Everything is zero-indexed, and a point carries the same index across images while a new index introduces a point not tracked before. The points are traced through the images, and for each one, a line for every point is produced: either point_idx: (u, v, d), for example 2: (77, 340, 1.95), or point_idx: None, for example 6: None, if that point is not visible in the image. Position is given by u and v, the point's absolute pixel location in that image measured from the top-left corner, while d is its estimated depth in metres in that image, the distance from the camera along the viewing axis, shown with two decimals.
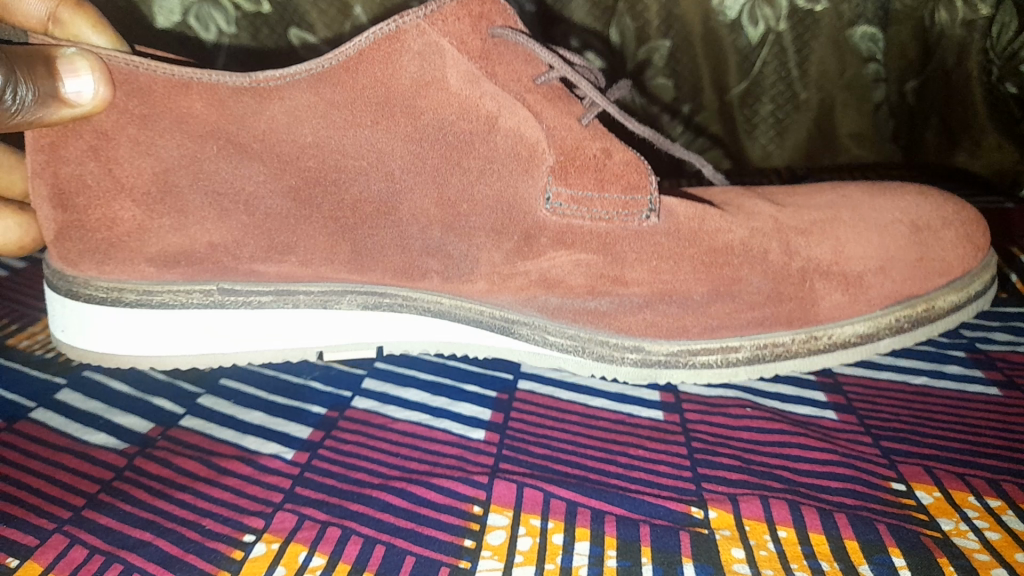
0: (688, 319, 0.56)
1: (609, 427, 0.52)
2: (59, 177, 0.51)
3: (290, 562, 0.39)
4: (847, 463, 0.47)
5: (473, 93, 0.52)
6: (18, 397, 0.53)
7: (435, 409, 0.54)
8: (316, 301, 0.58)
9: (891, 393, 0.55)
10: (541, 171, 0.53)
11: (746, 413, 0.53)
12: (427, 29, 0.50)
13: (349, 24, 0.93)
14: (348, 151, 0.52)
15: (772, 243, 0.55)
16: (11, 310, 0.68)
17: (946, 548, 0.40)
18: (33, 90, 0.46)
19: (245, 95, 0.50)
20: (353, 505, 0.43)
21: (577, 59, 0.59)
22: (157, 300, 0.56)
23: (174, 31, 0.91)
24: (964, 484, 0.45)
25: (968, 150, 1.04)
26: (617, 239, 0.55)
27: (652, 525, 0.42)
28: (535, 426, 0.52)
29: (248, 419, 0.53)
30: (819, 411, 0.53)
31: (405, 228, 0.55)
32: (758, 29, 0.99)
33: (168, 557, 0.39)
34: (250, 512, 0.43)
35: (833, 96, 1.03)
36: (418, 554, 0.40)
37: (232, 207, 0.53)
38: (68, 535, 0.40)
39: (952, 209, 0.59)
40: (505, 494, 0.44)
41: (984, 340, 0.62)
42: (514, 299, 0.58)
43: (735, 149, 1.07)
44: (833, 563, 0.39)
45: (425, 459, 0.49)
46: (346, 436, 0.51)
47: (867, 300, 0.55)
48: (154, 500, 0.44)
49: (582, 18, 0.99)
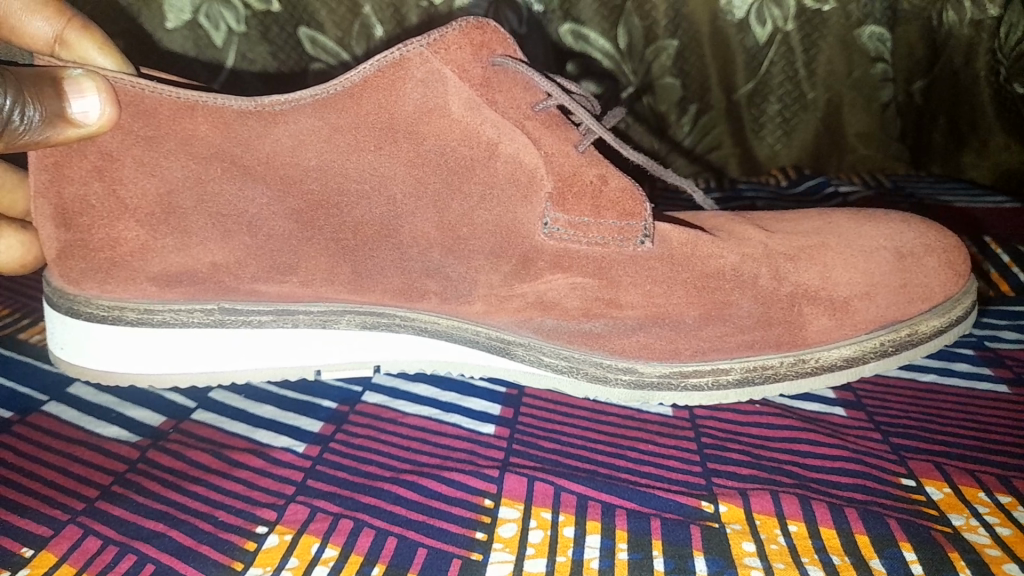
0: (680, 341, 0.57)
1: (620, 423, 0.55)
2: (63, 197, 0.52)
3: (303, 552, 0.40)
4: (857, 459, 0.49)
5: (473, 120, 0.53)
6: (31, 390, 0.56)
7: (445, 404, 0.57)
8: (315, 321, 0.59)
9: (898, 391, 0.57)
10: (540, 197, 0.55)
11: (757, 408, 0.57)
12: (430, 57, 0.51)
13: (359, 24, 0.97)
14: (351, 175, 0.53)
15: (761, 269, 0.56)
16: (24, 307, 0.71)
17: (957, 542, 0.41)
18: (40, 110, 0.47)
19: (250, 119, 0.51)
20: (365, 498, 0.45)
21: (573, 87, 0.60)
22: (158, 319, 0.57)
23: (185, 29, 0.94)
24: (975, 480, 0.46)
25: (975, 151, 1.07)
26: (612, 263, 0.56)
27: (663, 519, 0.43)
28: (546, 421, 0.55)
29: (260, 413, 0.56)
30: (828, 408, 0.56)
31: (405, 250, 0.56)
32: (766, 29, 1.02)
33: (182, 547, 0.41)
34: (263, 504, 0.45)
35: (840, 95, 1.06)
36: (430, 546, 0.41)
37: (235, 228, 0.54)
38: (82, 525, 0.42)
39: (934, 236, 0.60)
40: (516, 488, 0.46)
41: (994, 338, 0.64)
42: (510, 321, 0.59)
43: (743, 147, 1.10)
44: (844, 557, 0.40)
45: (437, 453, 0.50)
46: (357, 430, 0.53)
47: (853, 324, 0.56)
48: (168, 492, 0.46)
49: (590, 19, 1.01)
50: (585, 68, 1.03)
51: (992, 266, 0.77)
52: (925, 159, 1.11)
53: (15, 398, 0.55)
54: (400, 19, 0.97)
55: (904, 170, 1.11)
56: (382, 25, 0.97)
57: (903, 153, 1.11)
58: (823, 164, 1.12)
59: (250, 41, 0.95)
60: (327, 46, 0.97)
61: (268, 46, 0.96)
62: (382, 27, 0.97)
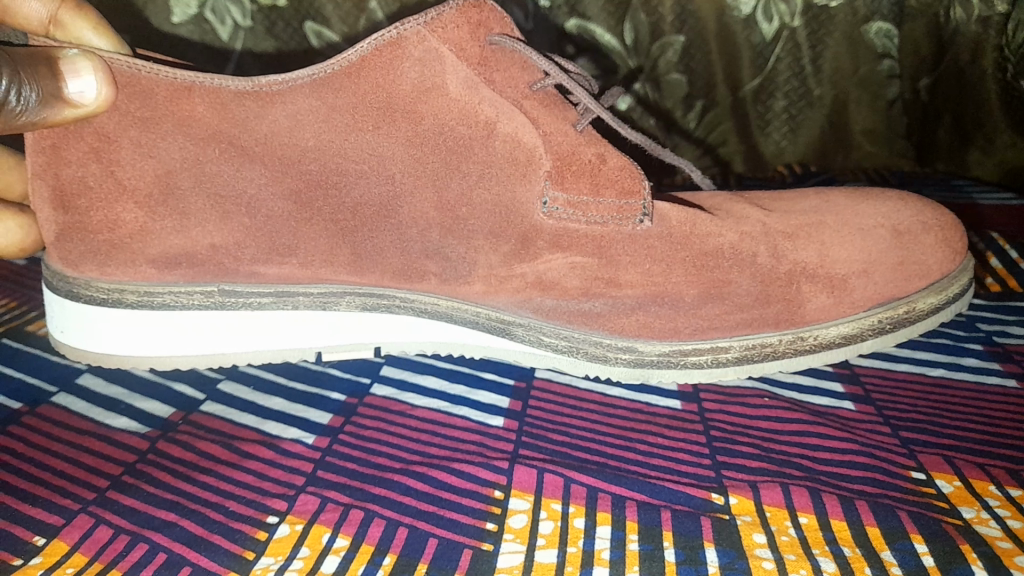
0: (679, 320, 0.57)
1: (629, 415, 0.54)
2: (61, 179, 0.52)
3: (313, 543, 0.41)
4: (867, 453, 0.49)
5: (472, 99, 0.53)
6: (41, 381, 0.56)
7: (454, 396, 0.57)
8: (315, 302, 0.59)
9: (908, 384, 0.57)
10: (539, 176, 0.55)
11: (765, 403, 0.56)
12: (427, 36, 0.51)
13: (364, 18, 0.95)
14: (349, 155, 0.53)
15: (760, 247, 0.57)
16: (31, 298, 0.71)
17: (968, 535, 0.41)
18: (36, 90, 0.46)
19: (246, 100, 0.51)
20: (375, 489, 0.45)
21: (572, 67, 0.60)
22: (158, 301, 0.57)
23: (191, 24, 0.94)
24: (985, 474, 0.46)
25: (982, 147, 1.08)
26: (611, 242, 0.56)
27: (674, 510, 0.44)
28: (554, 414, 0.55)
29: (269, 404, 0.56)
30: (837, 402, 0.55)
31: (404, 231, 0.56)
32: (772, 25, 1.02)
33: (194, 537, 0.41)
34: (273, 494, 0.45)
35: (846, 92, 1.06)
36: (441, 536, 0.42)
37: (233, 210, 0.54)
38: (93, 515, 0.42)
39: (931, 214, 0.60)
40: (526, 480, 0.46)
41: (1001, 333, 0.64)
42: (509, 301, 0.59)
43: (749, 145, 1.10)
44: (855, 549, 0.40)
45: (445, 445, 0.51)
46: (366, 422, 0.53)
47: (851, 302, 0.57)
48: (178, 482, 0.46)
49: (596, 14, 1.01)
50: (589, 61, 1.02)
51: (999, 263, 0.77)
52: (927, 159, 1.12)
53: (24, 388, 0.55)
54: (403, 5, 0.96)
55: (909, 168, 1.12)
56: (383, 12, 0.96)
57: (908, 151, 1.11)
58: (829, 161, 1.12)
59: (255, 36, 0.95)
60: (332, 41, 0.96)
61: (273, 41, 0.96)
62: (384, 14, 0.96)
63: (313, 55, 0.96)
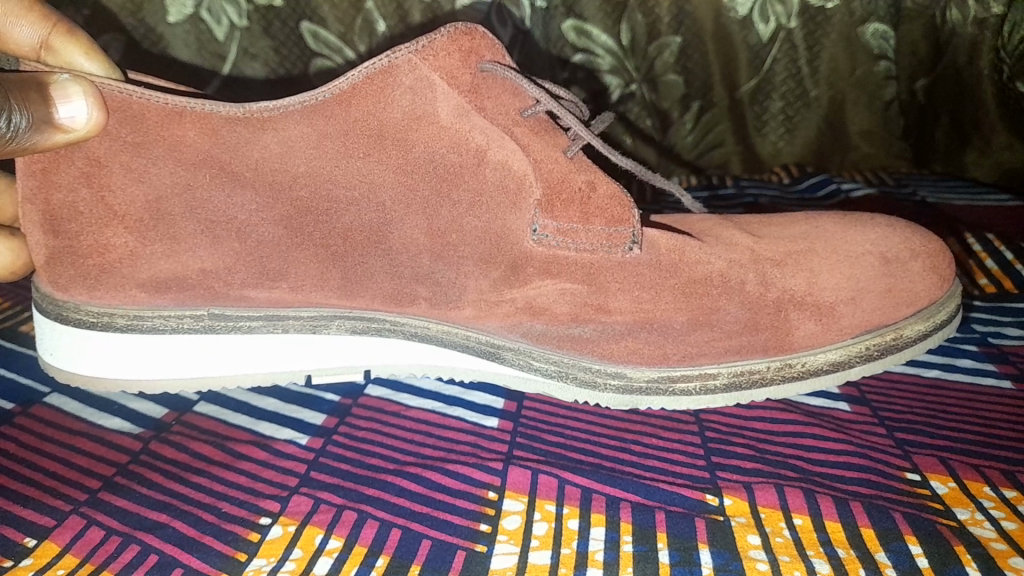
0: (668, 346, 0.58)
1: (624, 417, 0.58)
2: (51, 204, 0.52)
3: (306, 544, 0.41)
4: (862, 454, 0.50)
5: (462, 126, 0.53)
6: (35, 382, 0.59)
7: (449, 397, 0.59)
8: (305, 326, 0.59)
9: (903, 386, 0.58)
10: (528, 205, 0.55)
11: (760, 404, 0.58)
12: (418, 64, 0.52)
13: (360, 18, 0.97)
14: (339, 181, 0.53)
15: (748, 274, 0.57)
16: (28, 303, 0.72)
17: (962, 535, 0.41)
18: (27, 117, 0.46)
19: (237, 125, 0.51)
20: (368, 490, 0.46)
21: (562, 92, 0.61)
22: (147, 325, 0.57)
23: (186, 24, 0.93)
24: (979, 475, 0.47)
25: (978, 150, 1.09)
26: (601, 270, 0.56)
27: (669, 512, 0.44)
28: (549, 414, 0.58)
29: (262, 405, 0.58)
30: (832, 403, 0.57)
31: (395, 256, 0.56)
32: (769, 26, 1.03)
33: (185, 538, 0.41)
34: (265, 495, 0.45)
35: (843, 94, 1.07)
36: (434, 538, 0.42)
37: (224, 235, 0.54)
38: (85, 516, 0.43)
39: (920, 241, 0.61)
40: (520, 481, 0.47)
41: (998, 335, 0.65)
42: (499, 326, 0.59)
43: (745, 145, 1.11)
44: (849, 550, 0.41)
45: (440, 446, 0.51)
46: (360, 422, 0.54)
47: (839, 328, 0.57)
48: (171, 483, 0.47)
49: (593, 16, 1.01)
50: (587, 63, 1.02)
51: (994, 264, 0.78)
52: (926, 159, 1.12)
53: (17, 388, 0.57)
54: (403, 19, 0.98)
55: (907, 168, 1.12)
56: (385, 22, 0.97)
57: (906, 152, 1.12)
58: (826, 162, 1.12)
59: (252, 36, 0.95)
60: (330, 40, 0.97)
61: (270, 41, 0.96)
62: (381, 18, 0.97)
63: (312, 57, 0.97)
